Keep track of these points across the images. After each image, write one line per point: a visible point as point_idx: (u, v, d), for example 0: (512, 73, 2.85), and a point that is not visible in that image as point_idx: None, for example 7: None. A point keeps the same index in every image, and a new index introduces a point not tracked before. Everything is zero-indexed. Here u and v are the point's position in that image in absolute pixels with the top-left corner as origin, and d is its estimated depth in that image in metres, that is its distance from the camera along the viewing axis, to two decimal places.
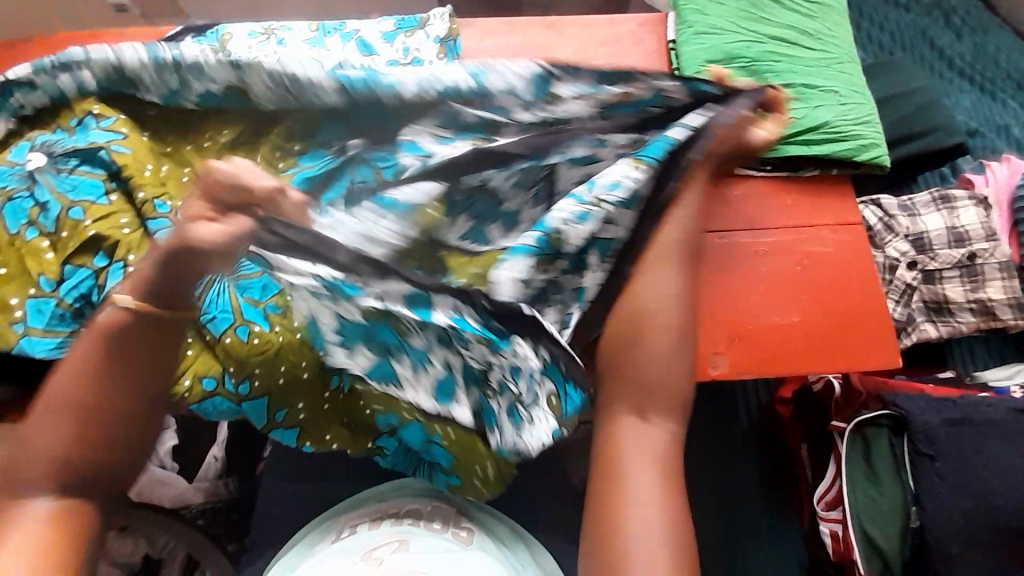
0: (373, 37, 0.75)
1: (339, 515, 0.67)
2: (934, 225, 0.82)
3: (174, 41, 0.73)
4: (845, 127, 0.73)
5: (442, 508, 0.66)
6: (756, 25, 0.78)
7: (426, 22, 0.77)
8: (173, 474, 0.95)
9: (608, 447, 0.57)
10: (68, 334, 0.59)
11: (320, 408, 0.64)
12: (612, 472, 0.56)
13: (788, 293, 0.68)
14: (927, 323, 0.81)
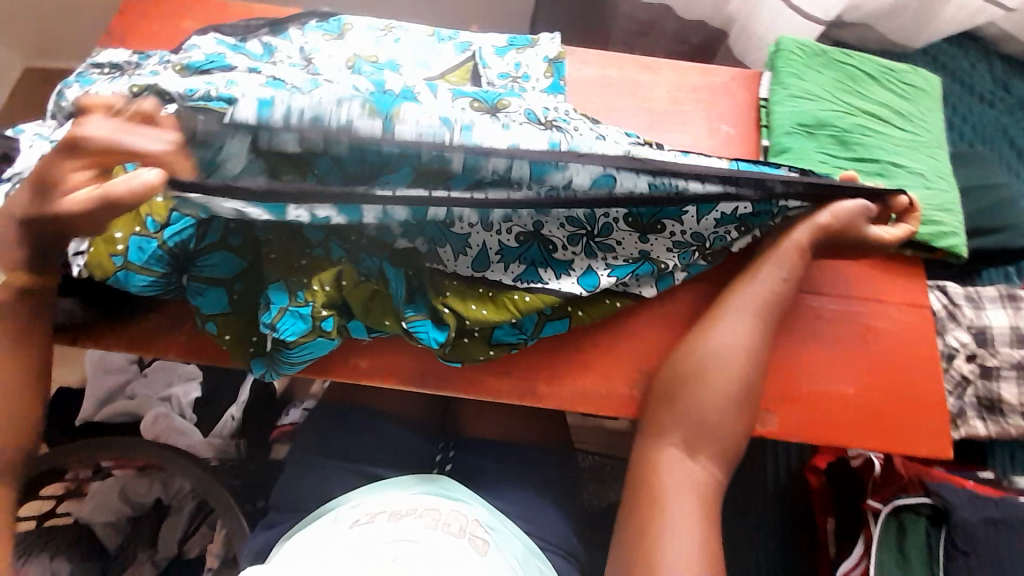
0: (485, 50, 0.79)
1: (364, 499, 0.70)
2: (998, 321, 0.81)
3: (300, 29, 0.78)
4: (927, 211, 0.73)
5: (461, 513, 0.68)
6: (851, 98, 0.80)
7: (536, 43, 0.81)
8: (191, 426, 1.04)
9: (649, 474, 0.60)
10: (161, 274, 0.63)
11: (371, 306, 0.63)
12: (651, 498, 0.58)
13: (847, 364, 0.69)
14: (976, 419, 0.80)
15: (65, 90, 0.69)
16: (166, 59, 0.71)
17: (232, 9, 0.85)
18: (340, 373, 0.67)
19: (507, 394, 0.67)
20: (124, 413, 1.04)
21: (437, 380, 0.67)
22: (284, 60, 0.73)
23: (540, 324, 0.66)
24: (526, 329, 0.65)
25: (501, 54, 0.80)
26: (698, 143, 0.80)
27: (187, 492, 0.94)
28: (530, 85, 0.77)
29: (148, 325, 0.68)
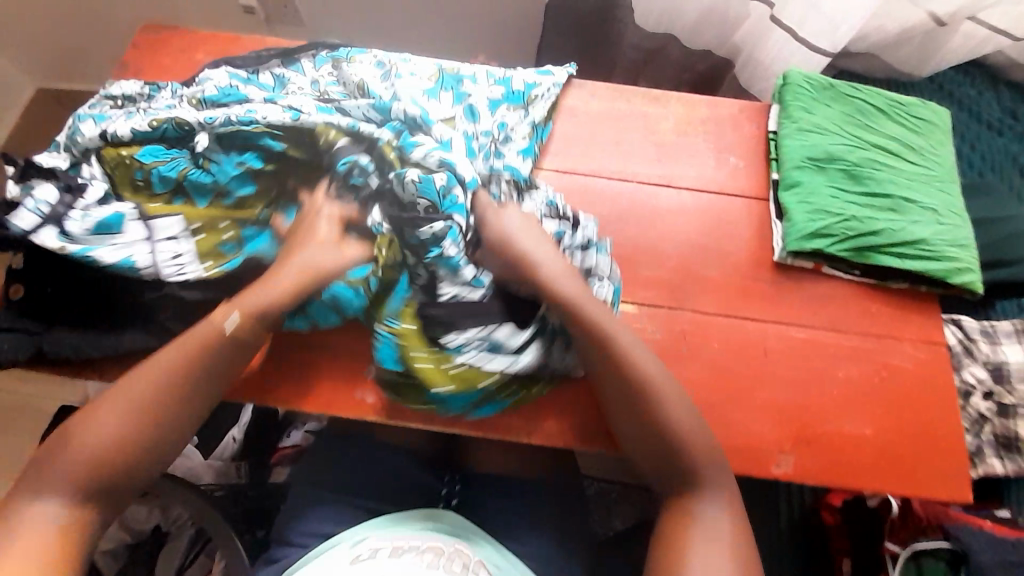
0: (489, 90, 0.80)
1: (367, 534, 0.69)
2: (1015, 356, 0.80)
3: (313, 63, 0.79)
4: (940, 247, 0.72)
5: (466, 552, 0.67)
6: (860, 132, 0.79)
7: (530, 101, 0.80)
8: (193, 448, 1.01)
9: (671, 521, 0.58)
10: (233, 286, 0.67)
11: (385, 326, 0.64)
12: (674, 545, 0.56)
13: (862, 403, 0.67)
14: (994, 458, 0.78)
15: (80, 124, 0.69)
16: (179, 92, 0.72)
17: (245, 41, 0.85)
18: (342, 409, 0.67)
19: (519, 425, 0.67)
20: None
21: (419, 412, 0.68)
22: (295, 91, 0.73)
23: (472, 402, 0.66)
24: (453, 402, 0.65)
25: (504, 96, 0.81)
26: (706, 174, 0.80)
27: (189, 517, 0.93)
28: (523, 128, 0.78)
29: None
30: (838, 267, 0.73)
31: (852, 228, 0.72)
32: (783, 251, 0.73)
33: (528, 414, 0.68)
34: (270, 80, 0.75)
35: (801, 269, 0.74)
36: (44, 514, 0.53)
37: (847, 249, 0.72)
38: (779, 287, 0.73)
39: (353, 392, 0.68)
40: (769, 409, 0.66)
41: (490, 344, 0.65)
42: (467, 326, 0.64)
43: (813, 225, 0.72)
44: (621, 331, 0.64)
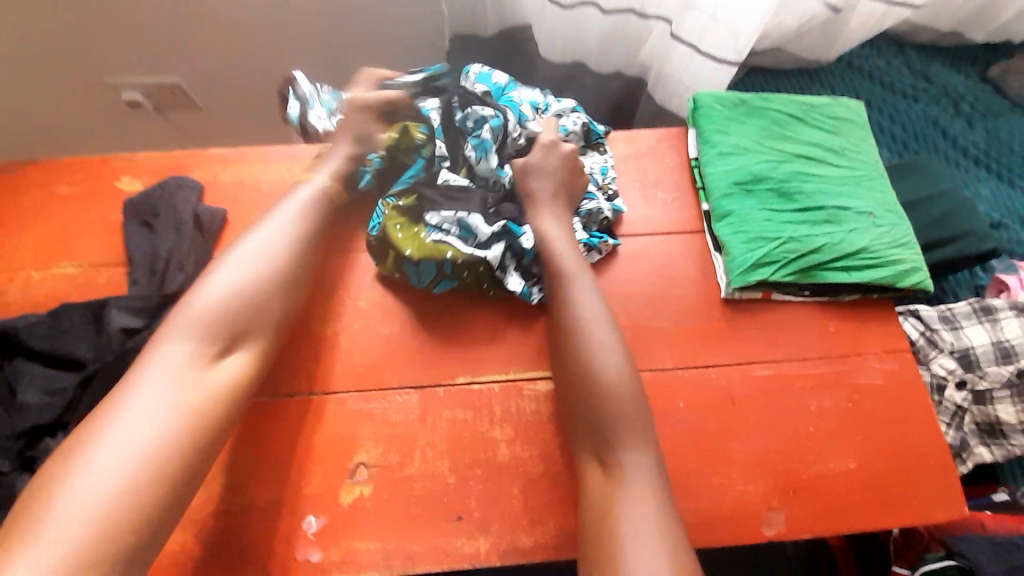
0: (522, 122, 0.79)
1: None
2: (978, 339, 0.78)
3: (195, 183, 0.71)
4: (884, 251, 0.70)
5: None
6: (781, 144, 0.76)
7: None
8: None
9: (587, 506, 0.53)
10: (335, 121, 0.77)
11: (408, 234, 0.64)
12: (596, 535, 0.50)
13: (841, 435, 0.64)
14: (980, 446, 0.76)
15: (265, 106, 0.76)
16: None
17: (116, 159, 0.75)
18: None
19: (483, 548, 0.57)
20: None
21: (376, 554, 0.56)
22: None
23: (438, 274, 0.65)
24: (421, 274, 0.65)
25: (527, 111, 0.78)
26: (638, 215, 0.76)
27: None
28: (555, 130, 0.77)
29: None
30: (787, 292, 0.70)
31: (793, 250, 0.69)
32: (729, 287, 0.69)
33: (505, 529, 0.58)
34: None
35: (752, 300, 0.70)
36: (165, 353, 0.51)
37: (792, 273, 0.68)
38: (733, 325, 0.69)
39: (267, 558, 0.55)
40: (749, 464, 0.62)
41: (462, 224, 0.64)
42: (445, 205, 0.64)
43: (754, 255, 0.68)
44: (580, 278, 0.63)
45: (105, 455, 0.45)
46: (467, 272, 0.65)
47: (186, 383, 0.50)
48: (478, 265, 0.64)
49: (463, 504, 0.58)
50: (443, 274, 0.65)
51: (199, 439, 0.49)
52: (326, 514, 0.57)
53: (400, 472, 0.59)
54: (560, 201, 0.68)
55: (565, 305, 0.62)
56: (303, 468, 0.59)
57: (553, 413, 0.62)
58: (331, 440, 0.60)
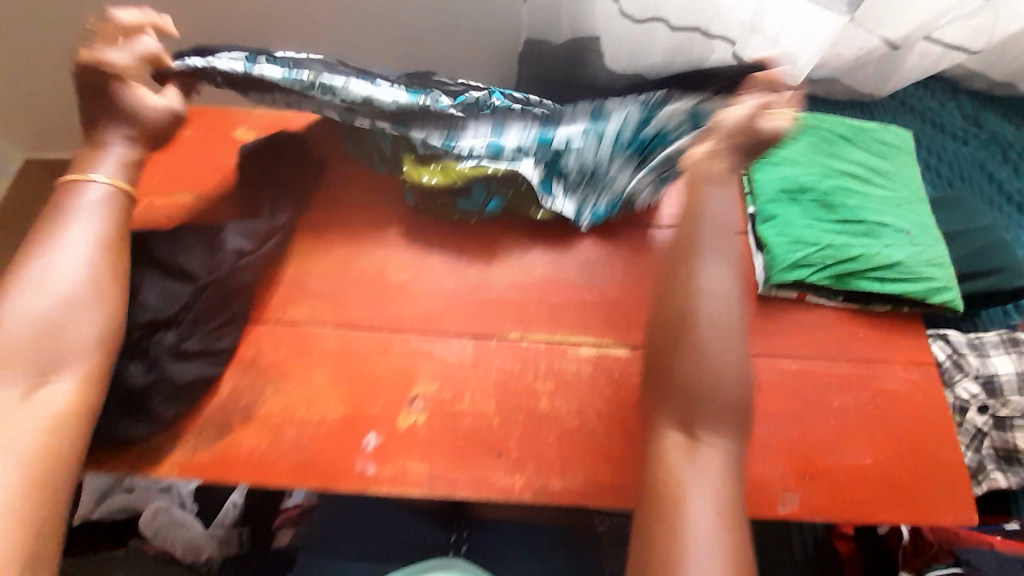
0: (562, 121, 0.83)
1: None
2: (1005, 368, 0.81)
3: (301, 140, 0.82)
4: (917, 267, 0.74)
5: None
6: (828, 160, 0.82)
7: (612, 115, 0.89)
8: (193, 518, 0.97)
9: (656, 471, 0.56)
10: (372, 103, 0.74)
11: (451, 167, 0.73)
12: (660, 499, 0.53)
13: (860, 432, 0.68)
14: (996, 472, 0.78)
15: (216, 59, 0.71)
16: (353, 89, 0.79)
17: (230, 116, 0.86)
18: (341, 480, 0.62)
19: (516, 484, 0.63)
20: (117, 512, 0.97)
21: (425, 475, 0.62)
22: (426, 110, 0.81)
23: (488, 194, 0.75)
24: (474, 199, 0.75)
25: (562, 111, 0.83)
26: None
27: None
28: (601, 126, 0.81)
29: (153, 442, 0.63)
30: (821, 295, 0.74)
31: (830, 257, 0.74)
32: (767, 284, 0.74)
33: (538, 470, 0.63)
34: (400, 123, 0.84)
35: (786, 300, 0.75)
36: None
37: (827, 277, 0.73)
38: (766, 319, 0.74)
39: (327, 464, 0.62)
40: (769, 445, 0.66)
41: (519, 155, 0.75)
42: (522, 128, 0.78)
43: (793, 257, 0.73)
44: (709, 260, 0.63)
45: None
46: (534, 207, 0.76)
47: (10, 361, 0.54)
48: (537, 201, 0.76)
49: (504, 443, 0.64)
50: (483, 198, 0.75)
51: (59, 444, 0.53)
52: (384, 433, 0.64)
53: (451, 407, 0.66)
54: (727, 185, 0.68)
55: (688, 279, 0.62)
56: (368, 391, 0.66)
57: (594, 375, 0.68)
58: (394, 372, 0.67)
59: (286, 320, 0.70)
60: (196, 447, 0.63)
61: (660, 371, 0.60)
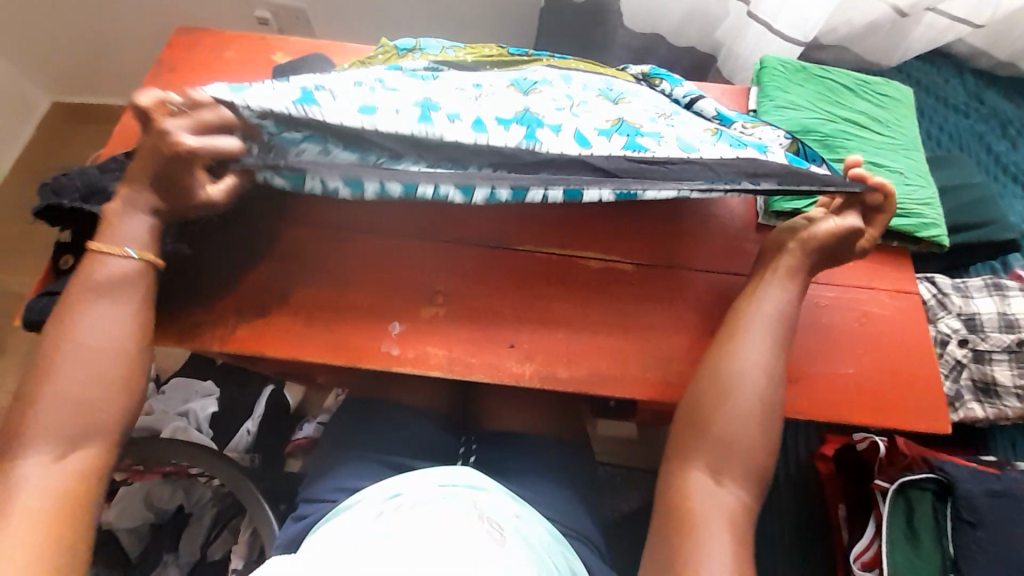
0: (582, 72, 0.80)
1: (386, 496, 0.71)
2: (985, 308, 0.86)
3: (334, 65, 0.89)
4: (908, 206, 0.79)
5: (483, 505, 0.69)
6: (832, 107, 0.87)
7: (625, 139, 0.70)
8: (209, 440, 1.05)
9: (676, 493, 0.63)
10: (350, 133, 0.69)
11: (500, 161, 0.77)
12: (677, 520, 0.61)
13: (845, 348, 0.73)
14: (973, 403, 0.84)
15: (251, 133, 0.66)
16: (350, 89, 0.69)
17: (270, 41, 0.92)
18: (368, 360, 0.68)
19: (527, 373, 0.69)
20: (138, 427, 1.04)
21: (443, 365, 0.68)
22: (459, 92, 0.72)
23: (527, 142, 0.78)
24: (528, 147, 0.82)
25: (574, 71, 0.81)
26: None
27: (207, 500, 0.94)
28: (622, 84, 0.80)
29: (196, 317, 0.70)
30: None
31: None
32: (767, 212, 0.78)
33: (548, 362, 0.69)
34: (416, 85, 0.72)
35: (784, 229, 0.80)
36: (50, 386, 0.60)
37: None
38: None
39: (358, 345, 0.69)
40: None
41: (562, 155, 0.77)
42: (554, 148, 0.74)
43: None
44: (749, 336, 0.66)
45: (31, 481, 0.57)
46: None
47: (72, 363, 0.61)
48: None
49: (515, 336, 0.70)
50: None
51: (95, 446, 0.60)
52: (407, 321, 0.70)
53: (471, 304, 0.72)
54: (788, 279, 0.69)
55: (725, 359, 0.66)
56: (393, 286, 0.72)
57: (601, 284, 0.74)
58: (418, 271, 0.74)
59: (318, 220, 0.76)
60: (236, 324, 0.70)
61: (693, 422, 0.65)
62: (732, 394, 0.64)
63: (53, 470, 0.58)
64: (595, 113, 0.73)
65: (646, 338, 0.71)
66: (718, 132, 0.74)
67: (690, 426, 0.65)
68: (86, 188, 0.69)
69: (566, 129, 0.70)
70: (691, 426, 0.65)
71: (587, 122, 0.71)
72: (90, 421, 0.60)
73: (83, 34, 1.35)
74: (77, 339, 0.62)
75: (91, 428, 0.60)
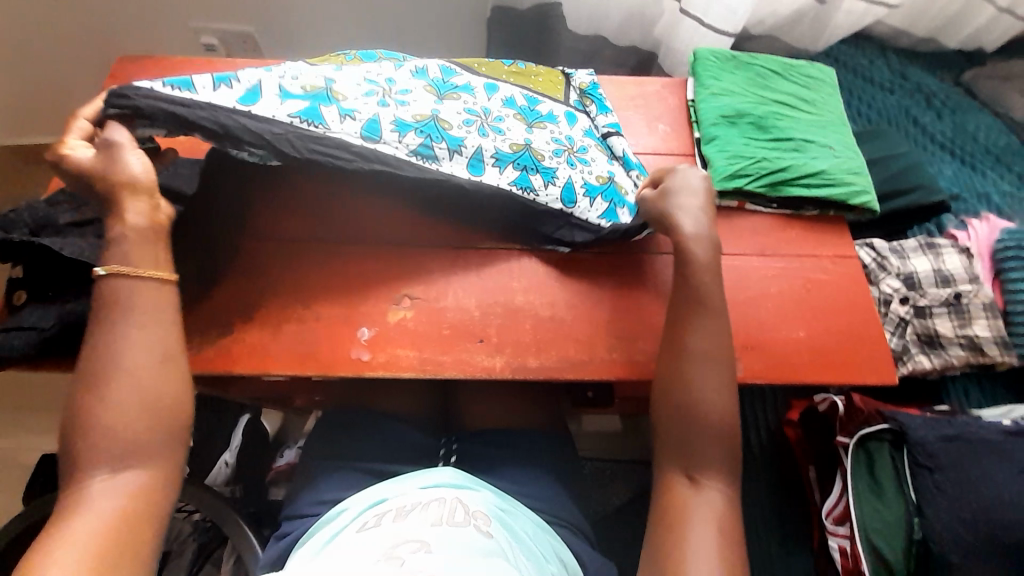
0: (509, 84, 0.85)
1: (370, 503, 0.72)
2: (922, 267, 0.92)
3: None
4: (839, 176, 0.85)
5: (469, 502, 0.70)
6: (762, 91, 0.92)
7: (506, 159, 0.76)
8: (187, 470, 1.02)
9: (661, 490, 0.65)
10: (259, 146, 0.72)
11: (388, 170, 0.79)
12: (664, 518, 0.63)
13: (797, 314, 0.78)
14: (920, 355, 0.89)
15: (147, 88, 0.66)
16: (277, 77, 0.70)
17: (215, 66, 0.92)
18: (339, 369, 0.69)
19: (498, 367, 0.71)
20: None
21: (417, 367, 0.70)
22: (374, 92, 0.74)
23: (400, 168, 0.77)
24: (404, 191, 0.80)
25: (502, 82, 0.85)
26: (642, 140, 0.92)
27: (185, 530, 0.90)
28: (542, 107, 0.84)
29: None
30: (758, 203, 0.84)
31: (764, 168, 0.84)
32: None
33: (517, 354, 0.71)
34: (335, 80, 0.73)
35: (729, 209, 0.84)
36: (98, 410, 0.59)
37: (762, 185, 0.83)
38: None
39: (329, 355, 0.70)
40: None
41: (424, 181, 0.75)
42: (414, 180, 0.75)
43: (732, 168, 0.83)
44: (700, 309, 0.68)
45: (94, 505, 0.56)
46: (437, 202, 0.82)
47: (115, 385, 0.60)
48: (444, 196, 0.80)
49: (484, 332, 0.72)
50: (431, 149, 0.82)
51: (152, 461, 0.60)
52: (375, 327, 0.72)
53: (436, 306, 0.73)
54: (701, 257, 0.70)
55: (679, 332, 0.68)
56: (359, 294, 0.74)
57: (561, 276, 0.77)
58: (381, 278, 0.75)
59: (279, 238, 0.77)
60: (200, 345, 0.69)
61: (660, 398, 0.68)
62: (695, 390, 0.66)
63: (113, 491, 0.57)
64: (504, 132, 0.78)
65: (609, 322, 0.74)
66: (607, 183, 0.80)
67: (659, 401, 0.68)
68: (36, 222, 0.69)
69: (467, 144, 0.74)
70: (660, 399, 0.67)
71: (488, 142, 0.76)
72: (139, 438, 0.59)
73: (27, 73, 1.33)
74: (115, 362, 0.61)
75: (143, 450, 0.59)
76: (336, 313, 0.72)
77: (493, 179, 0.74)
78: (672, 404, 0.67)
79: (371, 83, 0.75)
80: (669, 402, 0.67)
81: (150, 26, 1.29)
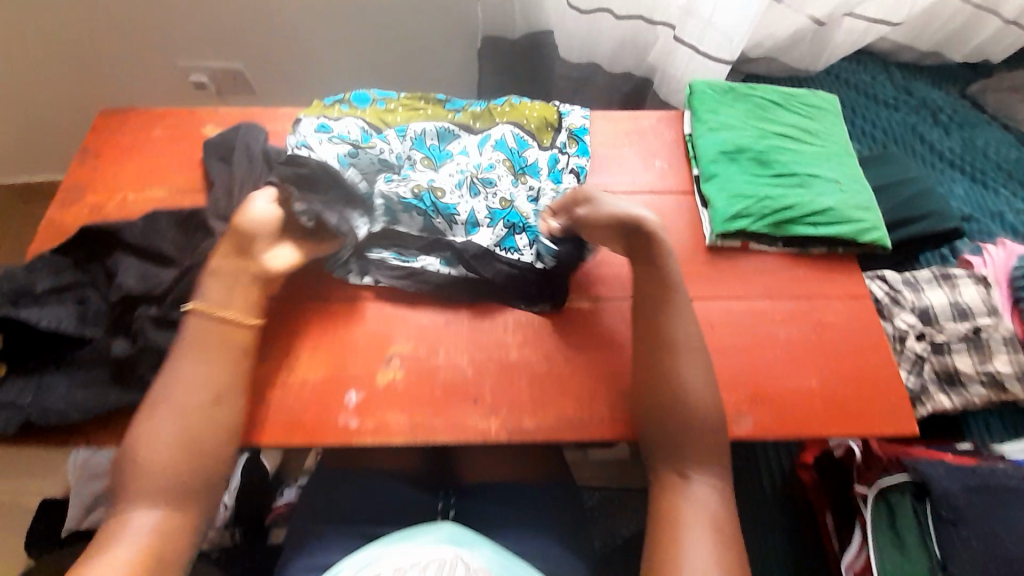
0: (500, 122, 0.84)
1: (364, 562, 0.68)
2: (937, 300, 0.89)
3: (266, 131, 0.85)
4: (846, 212, 0.82)
5: (469, 561, 0.67)
6: (763, 124, 0.89)
7: (502, 211, 0.77)
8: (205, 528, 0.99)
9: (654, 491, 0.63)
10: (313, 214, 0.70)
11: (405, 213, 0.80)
12: (657, 519, 0.61)
13: (806, 361, 0.75)
14: (939, 394, 0.86)
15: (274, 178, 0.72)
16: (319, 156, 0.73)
17: (202, 113, 0.90)
18: (325, 436, 0.67)
19: (493, 429, 0.68)
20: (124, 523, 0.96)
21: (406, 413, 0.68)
22: (400, 167, 0.78)
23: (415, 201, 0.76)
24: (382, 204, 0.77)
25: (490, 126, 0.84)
26: (638, 178, 0.89)
27: None
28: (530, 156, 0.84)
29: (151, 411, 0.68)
30: (762, 242, 0.81)
31: (768, 206, 0.81)
32: (712, 235, 0.81)
33: (513, 413, 0.69)
34: (370, 155, 0.77)
35: (732, 249, 0.82)
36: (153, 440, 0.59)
37: (767, 225, 0.80)
38: (716, 267, 0.80)
39: (318, 422, 0.67)
40: (723, 378, 0.73)
41: (411, 256, 0.75)
42: (405, 236, 0.76)
43: (734, 209, 0.80)
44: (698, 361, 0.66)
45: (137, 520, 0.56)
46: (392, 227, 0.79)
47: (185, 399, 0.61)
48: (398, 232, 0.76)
49: (478, 390, 0.70)
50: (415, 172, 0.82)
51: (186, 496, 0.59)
52: (363, 390, 0.69)
53: (427, 365, 0.71)
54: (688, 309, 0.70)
55: (682, 393, 0.65)
56: (347, 355, 0.71)
57: (557, 328, 0.74)
58: (371, 336, 0.73)
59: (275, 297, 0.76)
60: None
61: (662, 459, 0.64)
62: (680, 393, 0.65)
63: (157, 511, 0.57)
64: (494, 185, 0.79)
65: (607, 377, 0.72)
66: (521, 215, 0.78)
67: (663, 462, 0.64)
68: (13, 291, 0.68)
69: (462, 210, 0.76)
70: (663, 460, 0.64)
71: (479, 204, 0.77)
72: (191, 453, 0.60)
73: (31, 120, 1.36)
74: (197, 377, 0.62)
75: (196, 463, 0.59)
76: (323, 376, 0.70)
77: (486, 239, 0.75)
78: (676, 465, 0.64)
79: (385, 161, 0.78)
80: (672, 464, 0.64)
81: (144, 66, 1.30)
